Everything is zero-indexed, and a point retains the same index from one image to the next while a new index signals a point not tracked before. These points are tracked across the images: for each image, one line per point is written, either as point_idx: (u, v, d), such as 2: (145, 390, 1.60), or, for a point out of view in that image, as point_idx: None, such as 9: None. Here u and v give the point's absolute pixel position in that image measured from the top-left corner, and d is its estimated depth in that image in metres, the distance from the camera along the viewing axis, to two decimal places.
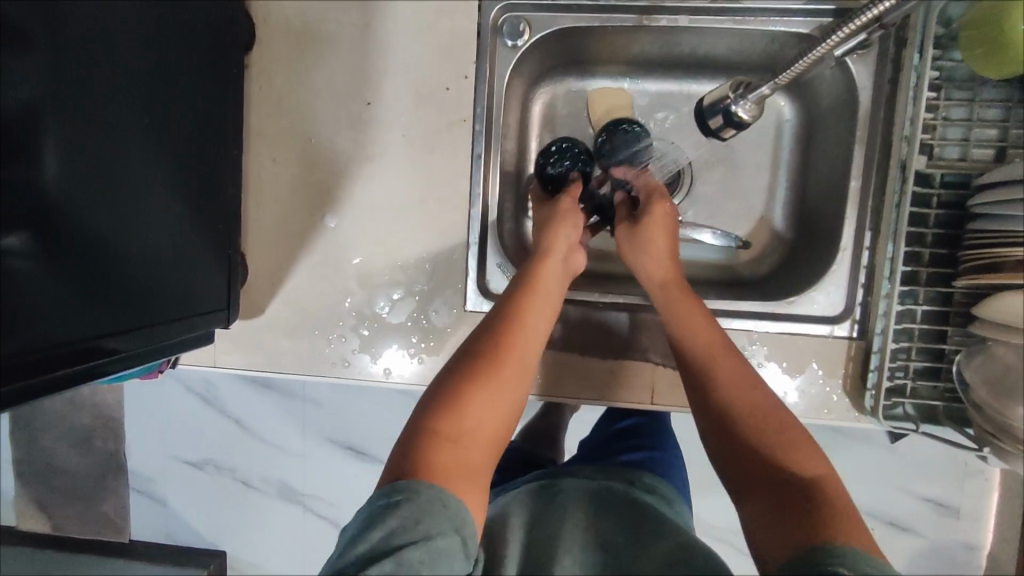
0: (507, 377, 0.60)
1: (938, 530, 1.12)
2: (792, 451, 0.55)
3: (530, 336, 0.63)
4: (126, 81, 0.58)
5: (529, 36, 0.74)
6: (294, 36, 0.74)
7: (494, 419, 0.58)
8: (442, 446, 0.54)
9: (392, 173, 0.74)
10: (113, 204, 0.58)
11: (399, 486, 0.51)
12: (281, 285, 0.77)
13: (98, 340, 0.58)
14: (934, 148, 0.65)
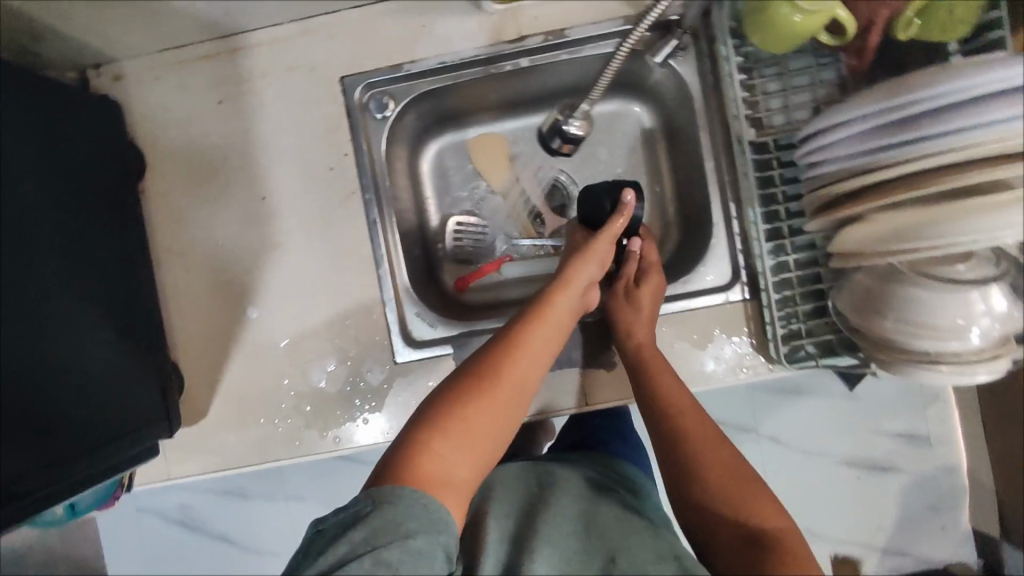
0: (502, 400, 0.64)
1: (919, 462, 1.24)
2: (750, 500, 0.61)
3: (529, 361, 0.67)
4: (53, 225, 0.62)
5: (394, 106, 0.80)
6: (182, 154, 0.80)
7: (482, 440, 0.61)
8: (427, 457, 0.58)
9: (298, 255, 0.79)
10: (60, 332, 0.61)
11: (382, 491, 0.55)
12: (219, 383, 0.80)
13: (44, 471, 0.58)
14: (762, 120, 0.74)
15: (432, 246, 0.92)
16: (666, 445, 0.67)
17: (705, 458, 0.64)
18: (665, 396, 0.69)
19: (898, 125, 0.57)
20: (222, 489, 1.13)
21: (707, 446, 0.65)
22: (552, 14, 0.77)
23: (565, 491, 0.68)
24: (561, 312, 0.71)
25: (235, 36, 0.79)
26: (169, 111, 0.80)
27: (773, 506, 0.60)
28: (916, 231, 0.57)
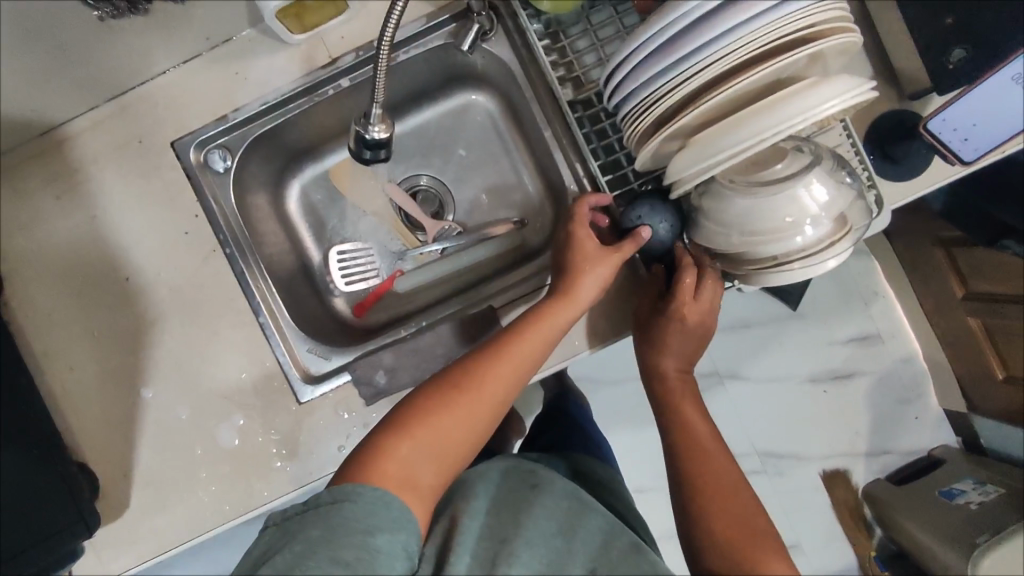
0: (478, 414, 0.63)
1: (876, 359, 1.29)
2: (766, 548, 0.60)
3: (511, 374, 0.66)
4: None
5: (234, 155, 0.81)
6: (32, 257, 0.79)
7: (451, 452, 0.61)
8: (391, 460, 0.57)
9: (178, 323, 0.79)
10: None
11: (344, 487, 0.54)
12: (133, 471, 0.79)
13: None
14: (580, 78, 0.76)
15: (321, 282, 0.92)
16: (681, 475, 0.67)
17: (720, 494, 0.64)
18: (694, 433, 0.70)
19: (660, 51, 0.60)
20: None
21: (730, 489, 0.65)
22: (357, 31, 0.78)
23: (553, 485, 0.65)
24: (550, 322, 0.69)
25: (57, 130, 0.80)
26: (11, 220, 0.79)
27: (772, 541, 0.61)
28: (727, 137, 0.58)
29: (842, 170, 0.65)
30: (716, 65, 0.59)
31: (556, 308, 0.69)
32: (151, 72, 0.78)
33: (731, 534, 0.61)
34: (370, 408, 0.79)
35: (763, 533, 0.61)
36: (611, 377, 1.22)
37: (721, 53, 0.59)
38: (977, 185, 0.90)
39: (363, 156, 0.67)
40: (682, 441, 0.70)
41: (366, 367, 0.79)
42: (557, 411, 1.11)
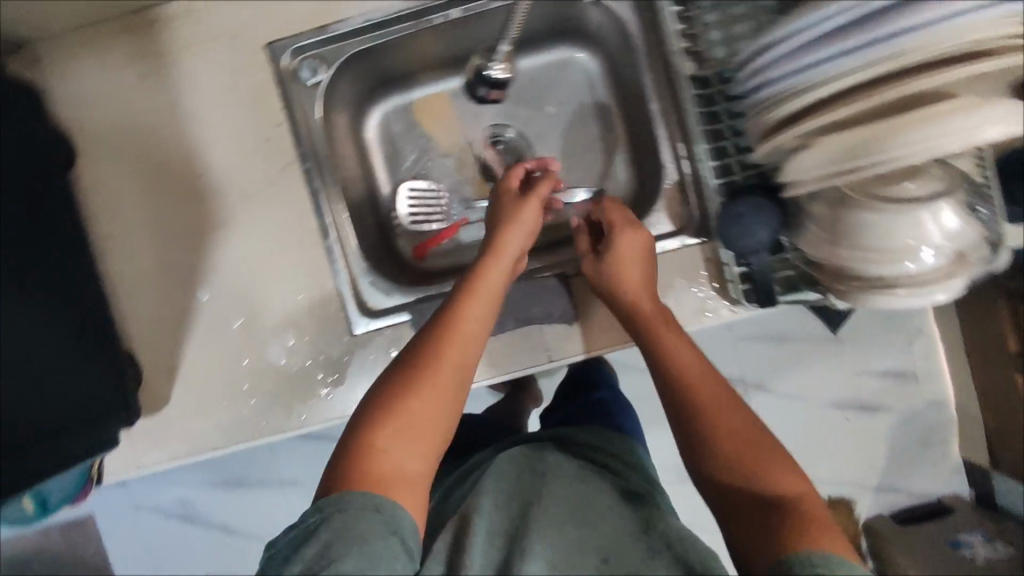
0: (443, 386, 0.63)
1: (910, 398, 1.26)
2: (767, 474, 0.59)
3: (469, 336, 0.65)
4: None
5: (326, 69, 0.78)
6: (109, 137, 0.77)
7: (427, 429, 0.62)
8: (372, 457, 0.58)
9: (244, 232, 0.78)
10: None
11: (331, 500, 0.55)
12: (178, 369, 0.79)
13: None
14: (701, 54, 0.71)
15: (386, 216, 0.89)
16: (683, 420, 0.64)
17: (729, 434, 0.61)
18: (681, 361, 0.66)
19: (820, 41, 0.56)
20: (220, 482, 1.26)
21: (734, 429, 0.62)
22: None
23: (558, 473, 0.66)
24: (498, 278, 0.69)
25: (152, 9, 0.76)
26: (94, 94, 0.77)
27: (785, 461, 0.60)
28: (866, 150, 0.55)
29: (975, 202, 0.61)
30: (862, 72, 0.55)
31: (489, 266, 0.69)
32: None
33: (735, 472, 0.59)
34: None
35: (785, 466, 0.59)
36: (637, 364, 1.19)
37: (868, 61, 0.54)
38: None
39: (482, 89, 0.72)
40: (661, 370, 0.67)
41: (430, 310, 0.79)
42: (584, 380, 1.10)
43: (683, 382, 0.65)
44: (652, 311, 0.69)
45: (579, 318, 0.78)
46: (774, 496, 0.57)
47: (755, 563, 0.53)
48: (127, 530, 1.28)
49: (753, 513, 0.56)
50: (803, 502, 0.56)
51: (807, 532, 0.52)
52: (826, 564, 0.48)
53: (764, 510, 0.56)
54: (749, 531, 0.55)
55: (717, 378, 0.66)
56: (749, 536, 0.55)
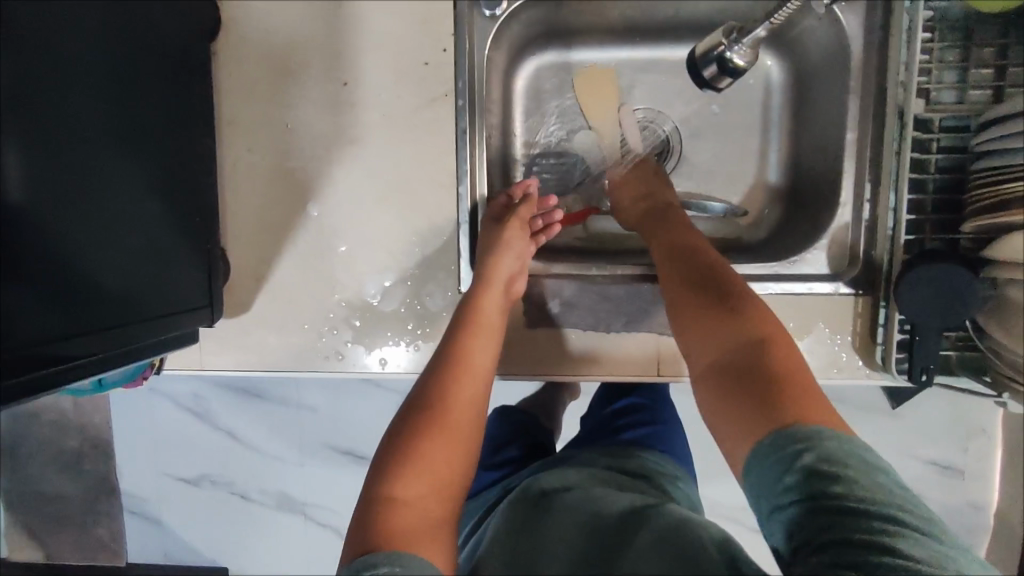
0: (455, 428, 0.59)
1: None
2: (737, 314, 0.57)
3: (473, 373, 0.63)
4: (85, 77, 0.56)
5: (506, 5, 0.72)
6: (262, 16, 0.72)
7: (446, 471, 0.56)
8: (391, 511, 0.52)
9: (373, 155, 0.72)
10: (88, 204, 0.56)
11: (352, 569, 0.47)
12: (266, 278, 0.74)
13: (59, 345, 0.53)
14: (931, 93, 0.63)
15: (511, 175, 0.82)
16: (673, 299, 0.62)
17: (697, 287, 0.61)
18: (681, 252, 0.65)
19: None
20: (231, 385, 1.23)
21: (708, 278, 0.61)
22: None
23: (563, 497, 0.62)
24: (493, 309, 0.67)
25: None
26: None
27: (767, 314, 0.58)
28: None
29: None
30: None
31: (484, 293, 0.67)
32: None
33: (706, 329, 0.58)
34: (529, 330, 0.72)
35: (765, 318, 0.57)
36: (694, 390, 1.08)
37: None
38: None
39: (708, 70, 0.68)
40: (665, 259, 0.65)
41: (547, 288, 0.73)
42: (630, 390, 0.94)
43: (674, 248, 0.66)
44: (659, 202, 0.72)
45: None
46: (751, 344, 0.55)
47: (726, 431, 0.52)
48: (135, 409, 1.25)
49: (734, 373, 0.54)
50: (768, 344, 0.55)
51: (780, 395, 0.51)
52: (818, 437, 0.47)
53: (743, 375, 0.53)
54: (729, 402, 0.53)
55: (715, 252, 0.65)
56: (731, 406, 0.53)
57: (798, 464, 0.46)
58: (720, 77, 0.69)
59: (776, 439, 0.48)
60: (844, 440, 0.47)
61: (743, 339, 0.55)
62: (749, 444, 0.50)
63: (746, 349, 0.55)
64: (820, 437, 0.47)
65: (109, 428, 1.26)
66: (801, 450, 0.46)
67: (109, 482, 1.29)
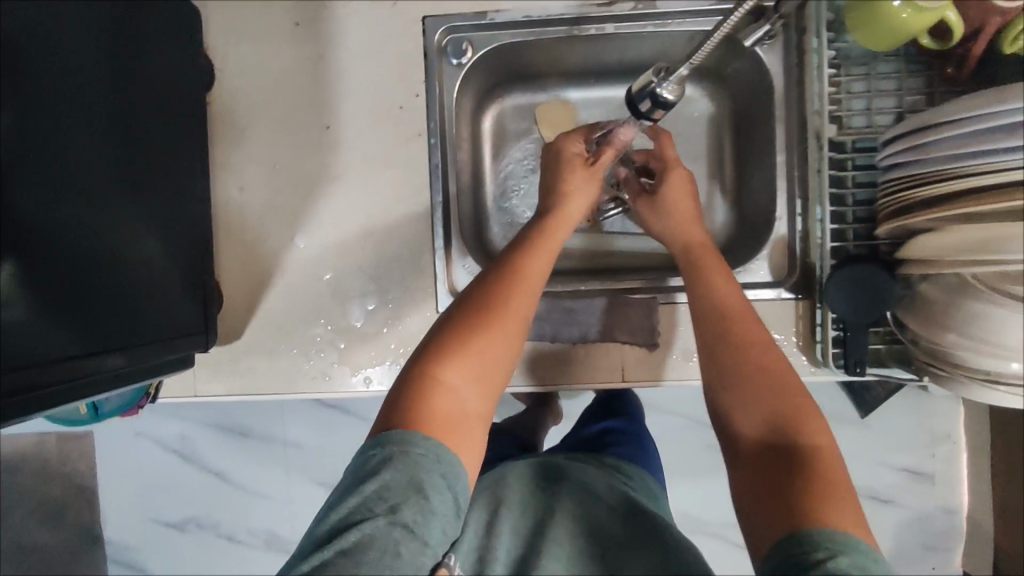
0: (508, 337, 0.64)
1: None
2: (792, 416, 0.58)
3: (529, 290, 0.67)
4: (88, 122, 0.62)
5: (471, 54, 0.80)
6: (251, 71, 0.80)
7: (492, 370, 0.62)
8: (433, 392, 0.58)
9: (355, 189, 0.79)
10: (96, 236, 0.62)
11: (393, 437, 0.55)
12: (256, 307, 0.80)
13: (66, 364, 0.58)
14: (843, 119, 0.72)
15: (483, 206, 0.90)
16: (724, 355, 0.64)
17: (750, 372, 0.62)
18: (727, 312, 0.67)
19: (982, 135, 0.57)
20: (219, 425, 1.26)
21: (759, 364, 0.63)
22: None
23: (577, 498, 0.65)
24: (549, 241, 0.72)
25: None
26: (248, 27, 0.79)
27: (820, 421, 0.58)
28: (978, 251, 0.55)
29: None
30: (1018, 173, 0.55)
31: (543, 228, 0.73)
32: None
33: (756, 411, 0.60)
34: None
35: (815, 417, 0.58)
36: (664, 407, 1.13)
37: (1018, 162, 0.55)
38: None
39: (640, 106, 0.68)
40: (715, 325, 0.66)
41: None
42: (611, 406, 1.00)
43: (724, 323, 0.66)
44: (704, 244, 0.74)
45: (660, 346, 0.77)
46: (796, 445, 0.56)
47: (761, 520, 0.53)
48: (121, 452, 1.27)
49: (779, 469, 0.55)
50: (819, 451, 0.56)
51: (832, 505, 0.51)
52: (850, 548, 0.47)
53: (786, 472, 0.55)
54: (767, 496, 0.54)
55: (760, 325, 0.66)
56: (764, 494, 0.54)
57: (821, 567, 0.45)
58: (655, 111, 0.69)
59: (798, 540, 0.48)
60: (876, 556, 0.47)
61: (793, 439, 0.57)
62: (773, 537, 0.51)
63: (795, 448, 0.56)
64: (850, 547, 0.46)
65: (94, 473, 1.28)
66: (829, 554, 0.46)
67: (94, 529, 1.29)
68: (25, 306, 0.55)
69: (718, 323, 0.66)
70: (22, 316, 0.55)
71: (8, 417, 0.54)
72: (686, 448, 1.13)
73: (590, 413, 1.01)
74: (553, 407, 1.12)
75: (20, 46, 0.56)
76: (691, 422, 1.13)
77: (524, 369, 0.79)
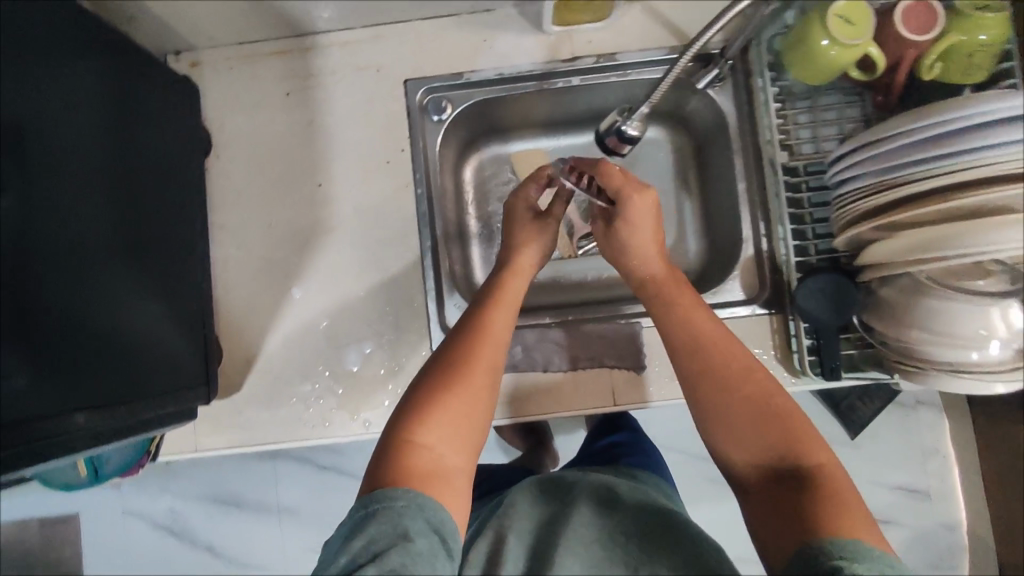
0: (477, 386, 0.66)
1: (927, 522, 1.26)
2: (787, 431, 0.61)
3: (494, 340, 0.70)
4: (114, 188, 0.67)
5: (451, 110, 0.86)
6: (246, 138, 0.85)
7: (466, 422, 0.64)
8: (412, 453, 0.60)
9: (347, 240, 0.83)
10: (118, 289, 0.66)
11: (376, 498, 0.55)
12: (255, 359, 0.82)
13: (87, 413, 0.60)
14: (793, 147, 0.79)
15: (469, 249, 0.95)
16: (699, 374, 0.67)
17: (729, 388, 0.65)
18: (700, 328, 0.70)
19: (914, 147, 0.64)
20: (212, 497, 1.23)
21: (733, 377, 0.66)
22: (605, 39, 0.84)
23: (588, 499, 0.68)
24: (510, 295, 0.76)
25: (311, 37, 0.86)
26: (241, 98, 0.86)
27: (812, 433, 0.61)
28: (930, 249, 0.61)
29: None
30: (991, 171, 0.59)
31: (509, 281, 0.77)
32: (412, 16, 0.85)
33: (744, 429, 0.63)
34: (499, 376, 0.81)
35: (801, 427, 0.62)
36: (657, 439, 1.15)
37: (993, 161, 0.59)
38: None
39: (607, 142, 0.75)
40: (694, 349, 0.69)
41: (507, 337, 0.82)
42: (611, 423, 1.01)
43: (693, 335, 0.70)
44: (666, 275, 0.76)
45: (647, 368, 0.81)
46: (794, 462, 0.59)
47: (770, 541, 0.55)
48: (108, 532, 1.24)
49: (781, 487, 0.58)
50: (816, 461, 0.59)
51: (836, 511, 0.53)
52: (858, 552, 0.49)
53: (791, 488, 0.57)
54: (778, 516, 0.56)
55: (724, 330, 0.70)
56: (775, 512, 0.57)
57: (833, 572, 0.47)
58: (625, 147, 0.76)
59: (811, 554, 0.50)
60: (886, 557, 0.49)
61: (792, 457, 0.60)
62: (786, 552, 0.53)
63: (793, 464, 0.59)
64: (862, 554, 0.48)
65: (79, 558, 1.24)
66: (843, 560, 0.48)
67: None
68: (62, 351, 0.58)
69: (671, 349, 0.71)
70: (59, 360, 0.58)
71: (37, 460, 0.55)
72: (684, 480, 1.14)
73: (592, 432, 1.02)
74: (549, 447, 1.13)
75: (57, 120, 0.60)
76: (685, 452, 1.14)
77: (520, 401, 0.81)
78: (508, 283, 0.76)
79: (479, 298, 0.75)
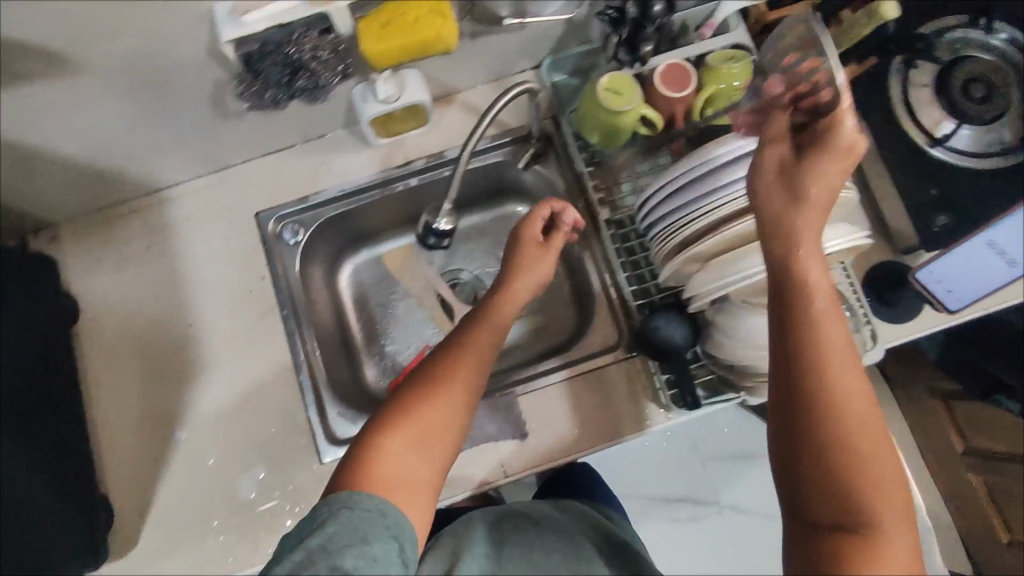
0: (454, 401, 0.63)
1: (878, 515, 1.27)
2: (866, 471, 0.48)
3: (475, 357, 0.66)
4: None
5: (304, 232, 0.92)
6: (113, 297, 0.89)
7: (435, 437, 0.60)
8: (375, 462, 0.57)
9: (223, 373, 0.86)
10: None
11: (338, 496, 0.53)
12: (149, 511, 0.82)
13: None
14: (615, 203, 0.87)
15: (355, 353, 0.98)
16: (806, 374, 0.50)
17: (821, 399, 0.50)
18: (820, 318, 0.52)
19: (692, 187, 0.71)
20: None
21: (830, 390, 0.50)
22: (431, 142, 0.92)
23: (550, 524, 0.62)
24: (488, 334, 0.69)
25: (161, 192, 0.92)
26: (103, 261, 0.90)
27: (894, 482, 0.49)
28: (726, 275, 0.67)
29: None
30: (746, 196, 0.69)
31: (493, 311, 0.71)
32: (252, 155, 0.92)
33: (822, 459, 0.49)
34: None
35: (884, 470, 0.49)
36: None
37: None
38: (972, 344, 0.97)
39: (427, 241, 0.88)
40: (805, 343, 0.51)
41: None
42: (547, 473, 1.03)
43: (801, 322, 0.52)
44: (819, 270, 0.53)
45: (530, 434, 0.83)
46: (856, 510, 0.47)
47: None
48: None
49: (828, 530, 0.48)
50: (880, 513, 0.47)
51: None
52: None
53: (836, 539, 0.47)
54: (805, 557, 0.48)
55: (849, 339, 0.52)
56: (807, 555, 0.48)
57: None
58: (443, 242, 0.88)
59: None
60: None
61: (862, 507, 0.47)
62: None
63: (857, 513, 0.47)
64: None
65: None
66: None
67: None
68: None
69: (788, 299, 0.53)
70: None
71: None
72: None
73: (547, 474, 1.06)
74: None
75: None
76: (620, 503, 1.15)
77: None
78: (489, 317, 0.71)
79: (465, 322, 0.71)
